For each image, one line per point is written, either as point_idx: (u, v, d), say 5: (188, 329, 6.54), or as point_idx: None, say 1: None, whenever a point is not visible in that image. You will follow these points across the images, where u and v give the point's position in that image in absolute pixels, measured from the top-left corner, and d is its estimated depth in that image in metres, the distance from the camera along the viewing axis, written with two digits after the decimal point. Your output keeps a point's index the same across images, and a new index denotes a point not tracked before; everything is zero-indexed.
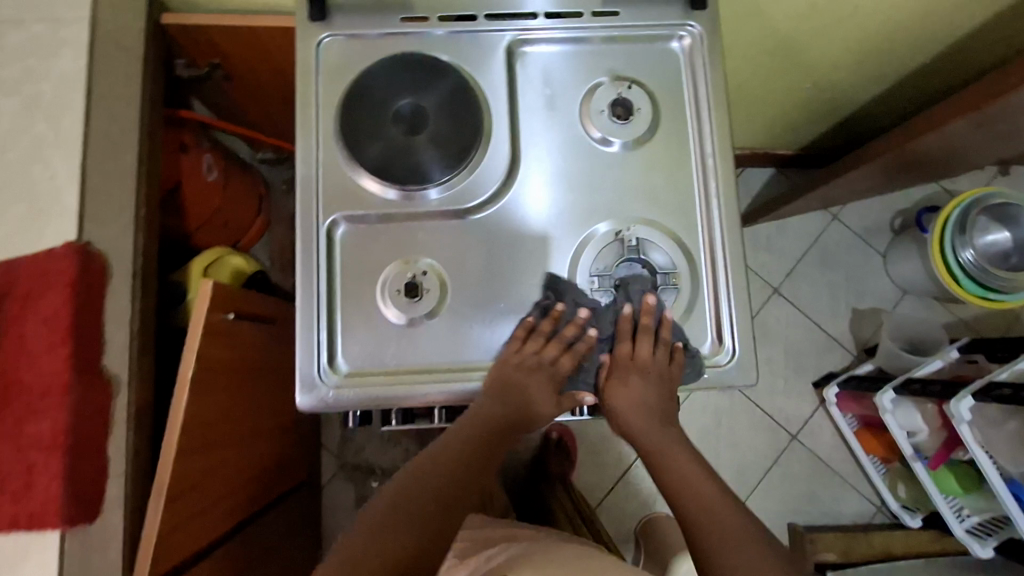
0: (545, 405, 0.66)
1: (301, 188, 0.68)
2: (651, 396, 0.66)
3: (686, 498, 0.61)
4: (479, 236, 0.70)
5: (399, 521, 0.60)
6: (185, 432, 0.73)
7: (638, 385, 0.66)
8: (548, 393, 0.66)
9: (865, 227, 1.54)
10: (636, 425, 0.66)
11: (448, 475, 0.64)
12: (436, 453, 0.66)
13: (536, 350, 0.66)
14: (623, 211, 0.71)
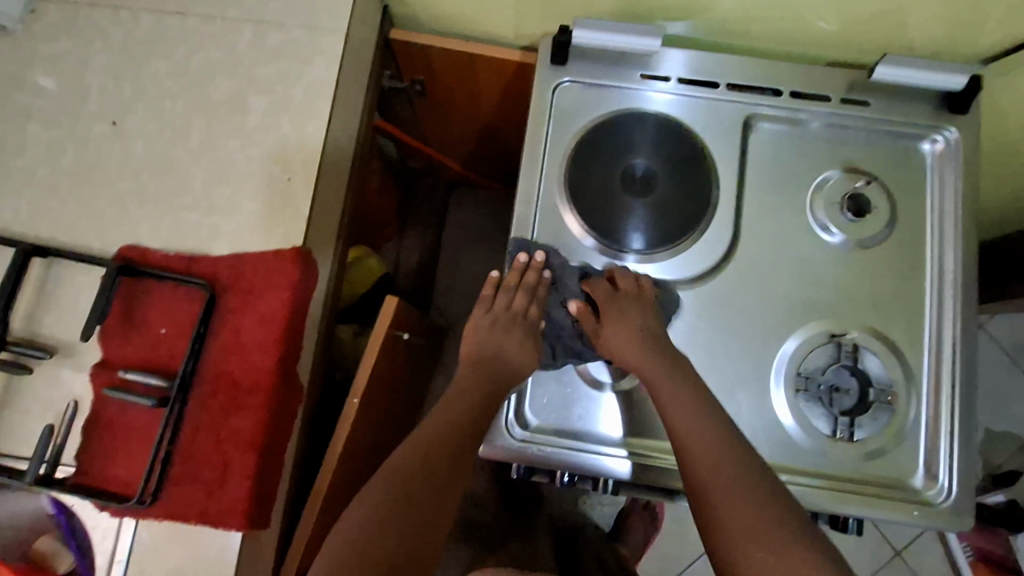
0: (516, 358, 0.63)
1: (517, 228, 0.68)
2: (644, 341, 0.60)
3: (721, 488, 0.51)
4: (685, 310, 0.66)
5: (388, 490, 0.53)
6: (346, 447, 0.73)
7: (620, 320, 0.61)
8: (520, 338, 0.63)
9: (1015, 344, 1.42)
10: (671, 409, 0.56)
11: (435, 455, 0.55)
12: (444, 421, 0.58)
13: (507, 303, 0.65)
14: (843, 311, 0.66)
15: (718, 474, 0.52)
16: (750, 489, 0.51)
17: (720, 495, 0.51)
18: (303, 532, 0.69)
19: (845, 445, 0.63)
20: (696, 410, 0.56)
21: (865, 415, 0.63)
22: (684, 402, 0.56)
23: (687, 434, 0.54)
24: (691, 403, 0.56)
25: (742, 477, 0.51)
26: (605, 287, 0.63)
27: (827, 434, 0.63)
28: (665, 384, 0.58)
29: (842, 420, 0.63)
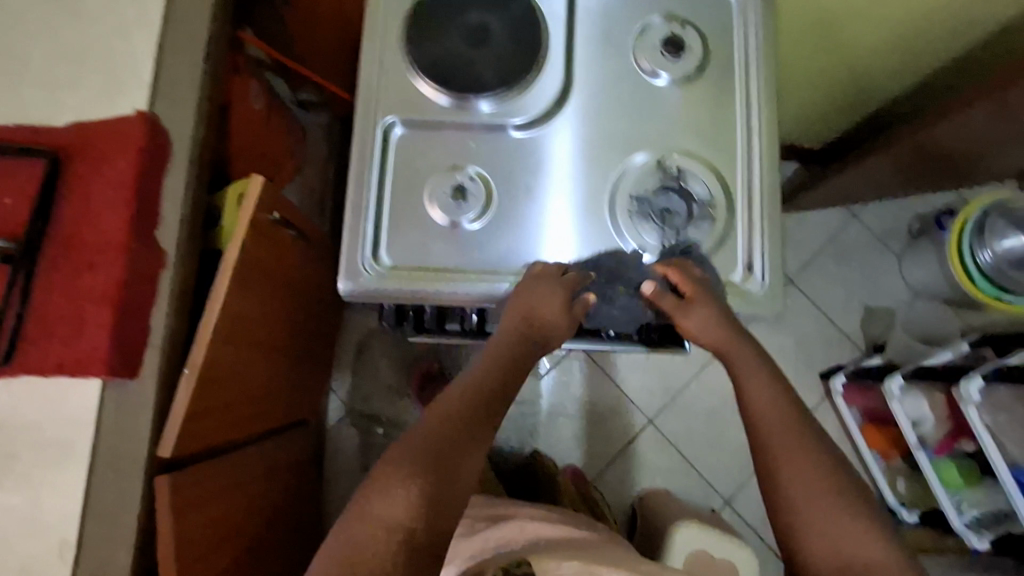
0: (554, 324, 0.65)
1: (364, 91, 0.72)
2: (723, 328, 0.66)
3: (775, 440, 0.62)
4: (526, 152, 0.73)
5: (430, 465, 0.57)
6: (222, 319, 0.75)
7: (692, 310, 0.66)
8: (563, 306, 0.64)
9: (883, 229, 1.57)
10: (747, 379, 0.65)
11: (437, 442, 0.58)
12: (475, 384, 0.63)
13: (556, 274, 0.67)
14: (666, 141, 0.73)
15: (777, 430, 0.63)
16: (801, 444, 0.62)
17: (795, 474, 0.60)
18: (181, 398, 0.72)
19: (674, 254, 0.71)
20: (771, 383, 0.65)
21: (689, 227, 0.71)
22: (755, 375, 0.65)
23: (745, 391, 0.65)
24: (765, 376, 0.65)
25: (805, 441, 0.62)
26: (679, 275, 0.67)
27: (658, 246, 0.71)
28: (767, 394, 0.64)
29: (670, 233, 0.71)
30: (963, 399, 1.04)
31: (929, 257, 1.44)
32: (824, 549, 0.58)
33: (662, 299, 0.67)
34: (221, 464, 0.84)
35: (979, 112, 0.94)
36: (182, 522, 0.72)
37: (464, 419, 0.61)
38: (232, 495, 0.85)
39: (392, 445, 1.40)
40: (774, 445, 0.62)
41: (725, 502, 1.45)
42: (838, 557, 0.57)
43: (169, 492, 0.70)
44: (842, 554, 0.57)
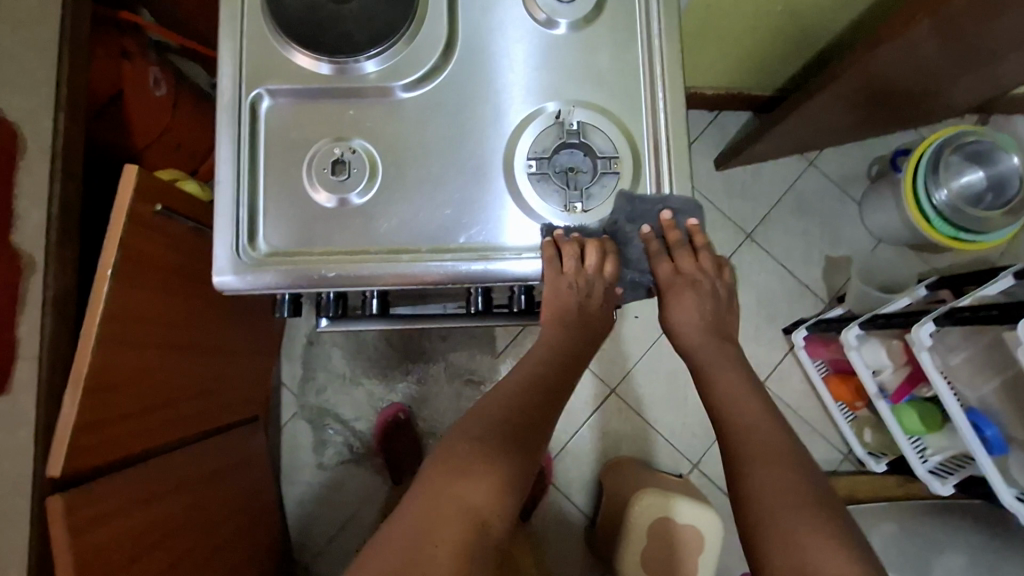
0: (594, 314, 0.67)
1: (227, 61, 0.66)
2: (706, 325, 0.67)
3: (747, 442, 0.61)
4: (411, 117, 0.67)
5: (503, 413, 0.62)
6: (109, 322, 0.70)
7: (679, 297, 0.66)
8: (600, 300, 0.66)
9: (841, 176, 1.52)
10: (725, 382, 0.65)
11: (522, 396, 0.64)
12: (557, 344, 0.67)
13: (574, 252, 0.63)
14: (563, 93, 0.68)
15: (751, 429, 0.62)
16: (780, 450, 0.60)
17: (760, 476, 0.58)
18: (69, 410, 0.67)
19: (578, 216, 0.66)
20: (744, 387, 0.65)
21: (593, 185, 0.66)
22: (730, 382, 0.65)
23: (721, 391, 0.65)
24: (737, 381, 0.65)
25: (773, 445, 0.60)
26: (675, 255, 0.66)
27: (561, 209, 0.66)
28: (744, 398, 0.64)
29: (573, 194, 0.66)
30: (915, 344, 1.00)
31: (886, 201, 1.40)
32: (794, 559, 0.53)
33: (661, 262, 0.65)
34: (137, 471, 0.80)
35: (916, 38, 0.88)
36: (83, 538, 0.68)
37: (561, 370, 0.66)
38: (157, 504, 0.82)
39: (347, 441, 1.37)
40: (750, 449, 0.60)
41: (693, 466, 1.44)
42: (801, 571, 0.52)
43: (64, 510, 0.65)
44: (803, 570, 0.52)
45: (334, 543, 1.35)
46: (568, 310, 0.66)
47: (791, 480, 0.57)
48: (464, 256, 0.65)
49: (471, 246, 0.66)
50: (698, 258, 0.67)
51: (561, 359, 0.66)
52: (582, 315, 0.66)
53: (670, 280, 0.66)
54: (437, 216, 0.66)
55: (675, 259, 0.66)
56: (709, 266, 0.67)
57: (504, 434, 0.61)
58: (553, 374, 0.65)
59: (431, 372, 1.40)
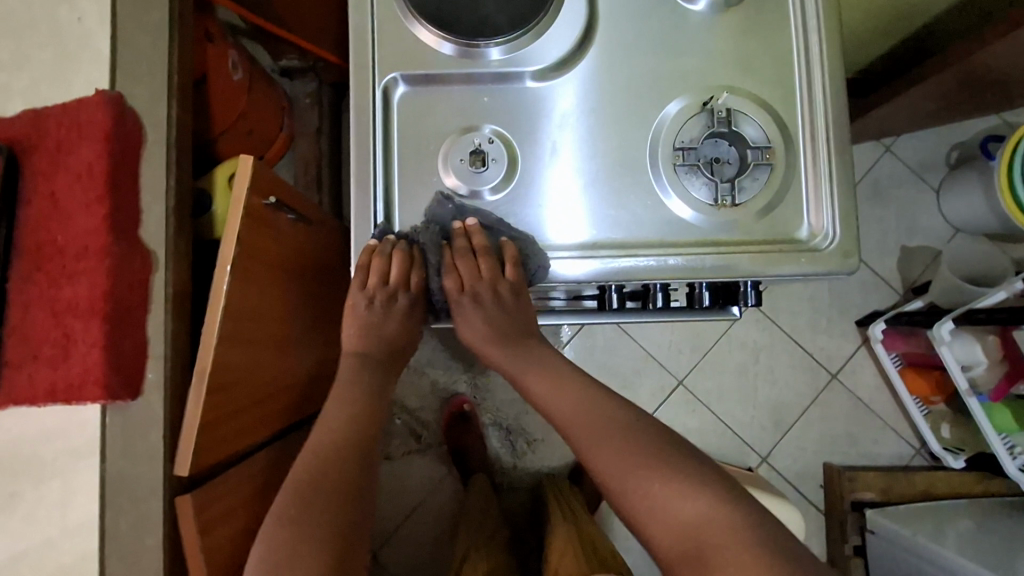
0: (394, 334, 0.68)
1: (356, 44, 0.62)
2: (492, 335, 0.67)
3: (607, 453, 0.62)
4: (551, 103, 0.63)
5: (335, 465, 0.63)
6: (226, 320, 0.68)
7: (466, 317, 0.67)
8: (401, 313, 0.66)
9: (918, 162, 1.46)
10: (549, 392, 0.67)
11: (350, 435, 0.66)
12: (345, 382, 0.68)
13: (362, 274, 0.62)
14: (711, 78, 0.63)
15: (594, 436, 0.63)
16: (617, 430, 0.63)
17: (607, 456, 0.62)
18: (192, 410, 0.64)
19: (728, 211, 0.62)
20: (574, 396, 0.66)
21: (744, 178, 0.62)
22: (556, 381, 0.68)
23: (553, 410, 0.66)
24: (566, 388, 0.67)
25: (625, 436, 0.63)
26: (461, 262, 0.63)
27: (709, 203, 0.62)
28: (565, 392, 0.67)
29: (723, 187, 0.62)
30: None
31: (972, 189, 1.34)
32: (678, 525, 0.57)
33: (447, 276, 0.64)
34: (251, 467, 0.78)
35: None
36: (209, 538, 0.66)
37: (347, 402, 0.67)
38: (266, 502, 0.80)
39: (411, 432, 1.39)
40: (598, 456, 0.63)
41: (761, 459, 1.41)
42: (688, 534, 0.57)
43: (193, 509, 0.63)
44: (688, 529, 0.57)
45: (401, 529, 1.36)
46: (365, 345, 0.68)
47: (641, 460, 0.61)
48: (610, 252, 0.62)
49: (615, 245, 0.62)
50: (478, 261, 0.63)
51: (347, 391, 0.68)
52: (379, 337, 0.68)
53: (453, 300, 0.66)
54: (557, 209, 0.63)
55: (457, 271, 0.64)
56: (496, 273, 0.63)
57: (325, 466, 0.63)
58: (346, 406, 0.67)
59: None
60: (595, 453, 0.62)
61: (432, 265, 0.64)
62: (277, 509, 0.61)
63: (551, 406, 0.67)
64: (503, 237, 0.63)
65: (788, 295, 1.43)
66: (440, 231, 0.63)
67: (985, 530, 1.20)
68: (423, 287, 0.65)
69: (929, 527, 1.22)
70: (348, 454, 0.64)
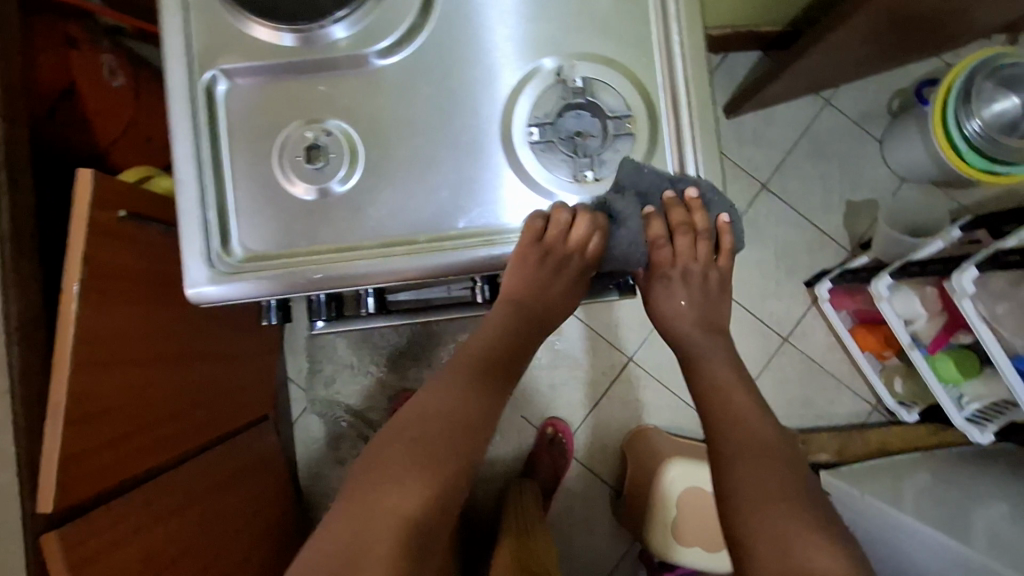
0: (554, 295, 0.66)
1: (168, 41, 0.57)
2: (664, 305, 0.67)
3: (734, 442, 0.61)
4: (391, 87, 0.58)
5: (435, 422, 0.59)
6: (82, 347, 0.64)
7: (664, 291, 0.66)
8: (568, 276, 0.63)
9: (860, 112, 1.41)
10: (721, 378, 0.65)
11: (475, 386, 0.62)
12: (487, 338, 0.65)
13: (564, 229, 0.57)
14: (564, 45, 0.59)
15: (731, 423, 0.62)
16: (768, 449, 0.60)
17: (750, 475, 0.58)
18: (51, 444, 0.62)
19: (591, 187, 0.58)
20: (739, 383, 0.64)
21: (606, 151, 0.58)
22: (724, 377, 0.65)
23: (716, 394, 0.64)
24: (732, 373, 0.65)
25: (762, 438, 0.61)
26: (659, 225, 0.59)
27: (571, 181, 0.58)
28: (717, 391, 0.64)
29: (583, 161, 0.58)
30: (956, 292, 0.95)
31: (912, 136, 1.29)
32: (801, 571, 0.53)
33: (659, 250, 0.61)
34: (148, 491, 0.76)
35: None
36: (86, 573, 0.64)
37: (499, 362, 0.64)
38: (170, 525, 0.78)
39: (360, 434, 1.32)
40: (723, 440, 0.61)
41: None
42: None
43: (61, 547, 0.62)
44: None
45: None
46: (522, 292, 0.64)
47: (772, 469, 0.58)
48: (469, 243, 0.57)
49: (472, 233, 0.58)
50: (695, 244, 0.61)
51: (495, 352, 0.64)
52: (541, 298, 0.65)
53: (662, 272, 0.64)
54: (411, 200, 0.58)
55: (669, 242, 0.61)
56: (708, 256, 0.63)
57: (467, 412, 0.60)
58: (503, 358, 0.64)
59: (441, 354, 1.34)
60: (728, 437, 0.61)
61: (630, 230, 0.57)
62: (402, 449, 0.57)
63: (714, 390, 0.65)
64: (725, 214, 0.59)
65: (734, 261, 1.39)
66: (641, 197, 0.57)
67: (938, 483, 1.18)
68: (605, 249, 0.58)
69: (885, 487, 1.19)
70: (472, 408, 0.60)
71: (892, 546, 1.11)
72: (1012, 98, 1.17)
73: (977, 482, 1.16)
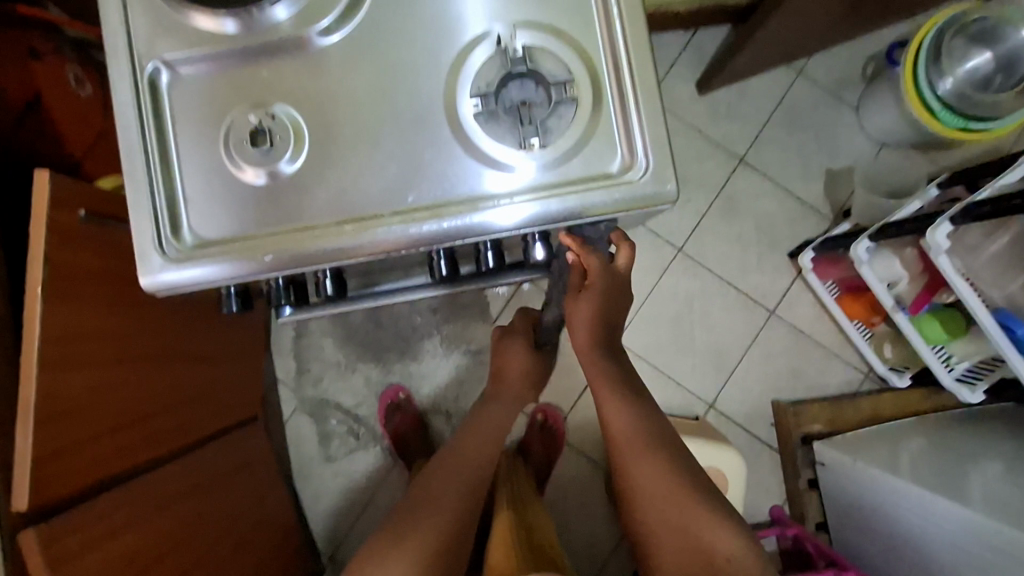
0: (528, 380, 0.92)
1: (110, 36, 0.58)
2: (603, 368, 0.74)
3: (643, 475, 0.73)
4: (333, 66, 0.59)
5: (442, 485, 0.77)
6: (48, 345, 0.64)
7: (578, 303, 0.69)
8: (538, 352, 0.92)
9: (834, 81, 1.40)
10: (606, 409, 0.75)
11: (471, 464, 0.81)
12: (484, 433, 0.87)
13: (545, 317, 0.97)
14: (503, 15, 0.59)
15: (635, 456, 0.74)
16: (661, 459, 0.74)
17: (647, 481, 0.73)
18: (23, 444, 0.62)
19: (538, 154, 0.58)
20: (631, 420, 0.74)
21: (551, 118, 0.58)
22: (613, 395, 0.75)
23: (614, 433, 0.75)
24: (624, 409, 0.74)
25: (653, 450, 0.74)
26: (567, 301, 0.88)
27: (517, 149, 0.58)
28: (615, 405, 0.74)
29: (528, 129, 0.58)
30: (932, 249, 0.95)
31: (887, 100, 1.29)
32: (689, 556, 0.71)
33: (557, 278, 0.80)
34: (129, 488, 0.76)
35: None
36: (66, 570, 0.64)
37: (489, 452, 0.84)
38: (155, 522, 0.79)
39: (350, 430, 1.33)
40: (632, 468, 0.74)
41: (709, 407, 1.38)
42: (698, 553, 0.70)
43: (38, 543, 0.62)
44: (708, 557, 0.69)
45: (350, 532, 1.32)
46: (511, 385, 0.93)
47: (672, 485, 0.72)
48: (417, 217, 0.58)
49: (422, 208, 0.58)
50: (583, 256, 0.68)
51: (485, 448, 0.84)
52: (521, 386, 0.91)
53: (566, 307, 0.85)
54: (358, 179, 0.58)
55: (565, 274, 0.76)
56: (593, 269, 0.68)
57: (460, 484, 0.78)
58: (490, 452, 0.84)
59: (428, 347, 1.34)
60: (629, 459, 0.74)
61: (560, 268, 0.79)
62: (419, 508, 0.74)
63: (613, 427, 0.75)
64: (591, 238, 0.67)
65: (716, 236, 1.38)
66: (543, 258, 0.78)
67: (933, 447, 1.17)
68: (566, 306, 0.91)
69: (880, 454, 1.18)
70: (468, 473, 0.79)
71: (890, 512, 1.10)
72: (984, 53, 1.16)
73: (971, 444, 1.15)
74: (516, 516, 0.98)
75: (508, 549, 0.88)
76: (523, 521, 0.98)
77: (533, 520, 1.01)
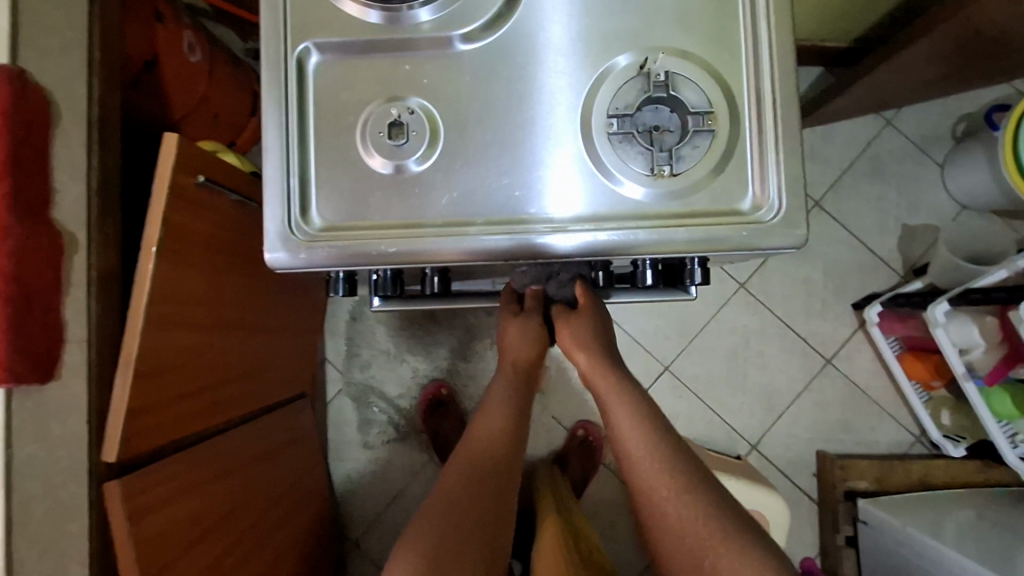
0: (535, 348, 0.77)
1: (267, 14, 0.59)
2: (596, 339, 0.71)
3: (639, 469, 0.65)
4: (471, 70, 0.59)
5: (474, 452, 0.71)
6: (154, 301, 0.66)
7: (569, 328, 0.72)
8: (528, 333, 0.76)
9: (923, 135, 1.37)
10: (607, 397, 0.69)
11: (506, 435, 0.73)
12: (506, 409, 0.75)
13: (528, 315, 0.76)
14: (648, 38, 0.59)
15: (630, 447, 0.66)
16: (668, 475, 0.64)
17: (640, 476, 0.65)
18: (121, 395, 0.64)
19: (666, 181, 0.58)
20: (644, 442, 0.66)
21: (684, 146, 0.58)
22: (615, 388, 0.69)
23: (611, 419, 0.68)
24: (637, 433, 0.66)
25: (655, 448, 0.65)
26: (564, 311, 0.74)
27: (646, 174, 0.58)
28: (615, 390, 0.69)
29: (660, 154, 0.57)
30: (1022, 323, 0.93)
31: (978, 163, 1.25)
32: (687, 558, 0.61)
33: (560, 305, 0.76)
34: (199, 453, 0.77)
35: None
36: (142, 524, 0.66)
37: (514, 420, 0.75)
38: (218, 485, 0.80)
39: (391, 420, 1.34)
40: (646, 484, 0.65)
41: (751, 447, 1.35)
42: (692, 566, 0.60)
43: (121, 494, 0.64)
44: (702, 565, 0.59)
45: (381, 520, 1.33)
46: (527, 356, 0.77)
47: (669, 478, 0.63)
48: (540, 228, 0.58)
49: (544, 219, 0.58)
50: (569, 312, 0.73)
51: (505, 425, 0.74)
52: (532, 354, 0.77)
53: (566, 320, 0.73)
54: (491, 183, 0.58)
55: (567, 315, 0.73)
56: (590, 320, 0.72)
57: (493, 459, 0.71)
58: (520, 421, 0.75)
59: (478, 349, 1.34)
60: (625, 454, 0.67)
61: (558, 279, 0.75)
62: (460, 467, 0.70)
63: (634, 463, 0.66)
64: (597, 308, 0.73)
65: (781, 277, 1.36)
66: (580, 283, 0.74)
67: (983, 521, 1.13)
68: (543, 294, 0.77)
69: (927, 520, 1.15)
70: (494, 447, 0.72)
71: None
72: None
73: None
74: (562, 518, 0.98)
75: (561, 556, 0.87)
76: (570, 524, 0.99)
77: (579, 523, 1.01)
